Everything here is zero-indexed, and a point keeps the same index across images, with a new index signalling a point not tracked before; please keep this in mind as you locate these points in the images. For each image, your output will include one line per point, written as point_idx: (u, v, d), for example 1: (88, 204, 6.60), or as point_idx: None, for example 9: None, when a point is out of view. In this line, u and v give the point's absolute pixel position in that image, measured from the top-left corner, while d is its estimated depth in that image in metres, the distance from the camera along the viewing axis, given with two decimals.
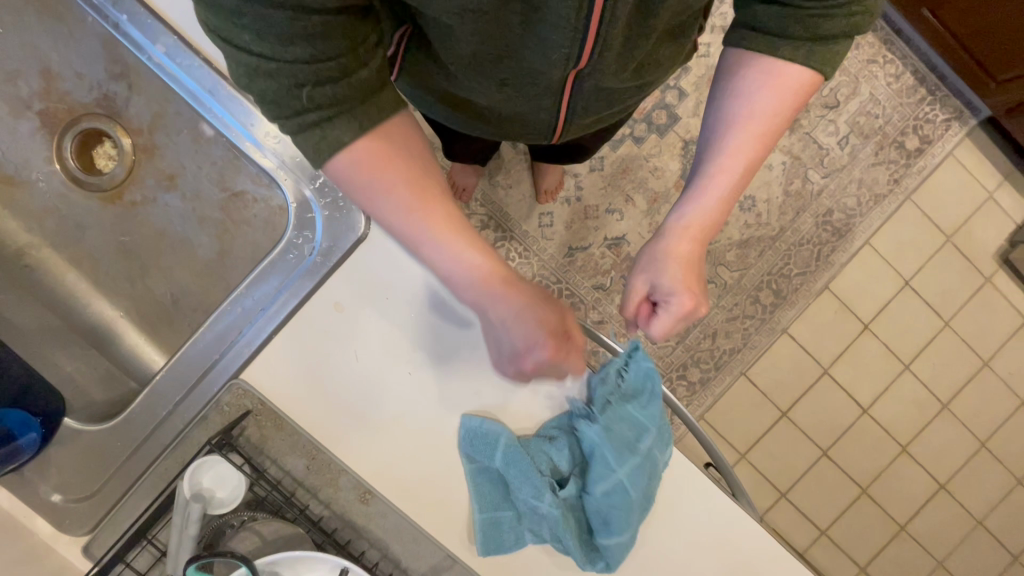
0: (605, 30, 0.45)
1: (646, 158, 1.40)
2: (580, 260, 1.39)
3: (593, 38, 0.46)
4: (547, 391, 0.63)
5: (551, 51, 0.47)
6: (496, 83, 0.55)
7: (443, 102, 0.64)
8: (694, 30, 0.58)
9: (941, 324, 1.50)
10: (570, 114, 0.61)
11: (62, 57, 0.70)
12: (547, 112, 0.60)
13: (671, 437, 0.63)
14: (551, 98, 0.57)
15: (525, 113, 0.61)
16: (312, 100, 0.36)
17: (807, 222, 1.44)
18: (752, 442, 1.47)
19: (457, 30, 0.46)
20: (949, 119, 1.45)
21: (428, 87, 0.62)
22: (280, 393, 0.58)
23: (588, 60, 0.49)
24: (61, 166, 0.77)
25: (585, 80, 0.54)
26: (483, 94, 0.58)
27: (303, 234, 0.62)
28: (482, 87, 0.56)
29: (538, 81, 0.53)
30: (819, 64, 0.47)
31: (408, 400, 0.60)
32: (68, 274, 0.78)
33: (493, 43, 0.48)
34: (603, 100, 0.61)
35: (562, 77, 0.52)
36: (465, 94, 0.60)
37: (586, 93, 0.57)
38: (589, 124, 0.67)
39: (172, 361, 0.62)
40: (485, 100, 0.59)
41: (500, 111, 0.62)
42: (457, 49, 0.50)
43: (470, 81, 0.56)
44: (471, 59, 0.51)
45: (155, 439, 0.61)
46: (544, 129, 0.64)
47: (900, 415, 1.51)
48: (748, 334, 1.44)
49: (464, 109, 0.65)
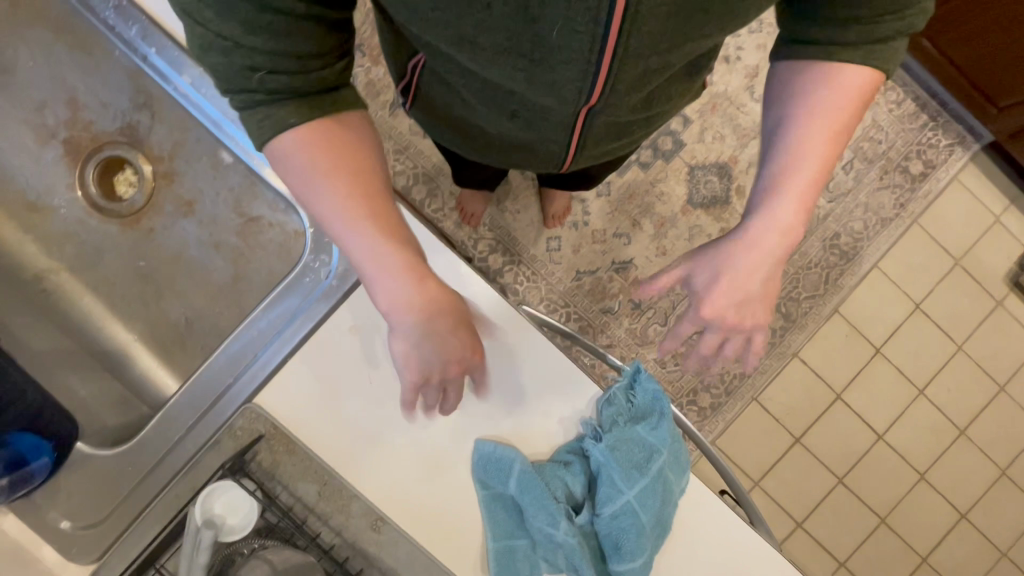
0: (617, 68, 0.46)
1: (652, 184, 1.42)
2: (588, 284, 1.40)
3: (604, 75, 0.46)
4: (562, 416, 0.62)
5: (562, 86, 0.48)
6: (507, 114, 0.56)
7: (455, 129, 0.65)
8: (704, 66, 0.59)
9: (954, 348, 1.48)
10: (579, 149, 0.62)
11: (89, 88, 0.73)
12: (557, 147, 0.61)
13: (688, 461, 0.62)
14: (562, 134, 0.58)
15: (536, 146, 0.62)
16: (262, 82, 0.39)
17: (815, 245, 1.44)
18: (766, 469, 1.44)
19: (472, 61, 0.47)
20: (952, 144, 1.47)
21: (442, 113, 0.63)
22: (295, 418, 0.59)
23: (599, 96, 0.50)
24: (81, 192, 0.79)
25: (595, 117, 0.54)
26: (495, 123, 0.59)
27: (319, 258, 0.62)
28: (493, 117, 0.57)
29: (548, 115, 0.54)
30: (879, 63, 0.50)
31: (422, 424, 0.60)
32: (84, 297, 0.78)
33: (504, 79, 0.49)
34: (613, 134, 0.61)
35: (574, 114, 0.53)
36: (475, 121, 0.61)
37: (597, 129, 0.58)
38: (598, 156, 0.67)
39: (188, 384, 0.61)
40: (496, 129, 0.60)
41: (511, 142, 0.63)
42: (470, 76, 0.51)
43: (483, 109, 0.57)
44: (483, 87, 0.52)
45: (167, 463, 0.60)
46: (554, 161, 0.65)
47: (915, 441, 1.48)
48: (758, 359, 1.43)
49: (472, 138, 0.66)
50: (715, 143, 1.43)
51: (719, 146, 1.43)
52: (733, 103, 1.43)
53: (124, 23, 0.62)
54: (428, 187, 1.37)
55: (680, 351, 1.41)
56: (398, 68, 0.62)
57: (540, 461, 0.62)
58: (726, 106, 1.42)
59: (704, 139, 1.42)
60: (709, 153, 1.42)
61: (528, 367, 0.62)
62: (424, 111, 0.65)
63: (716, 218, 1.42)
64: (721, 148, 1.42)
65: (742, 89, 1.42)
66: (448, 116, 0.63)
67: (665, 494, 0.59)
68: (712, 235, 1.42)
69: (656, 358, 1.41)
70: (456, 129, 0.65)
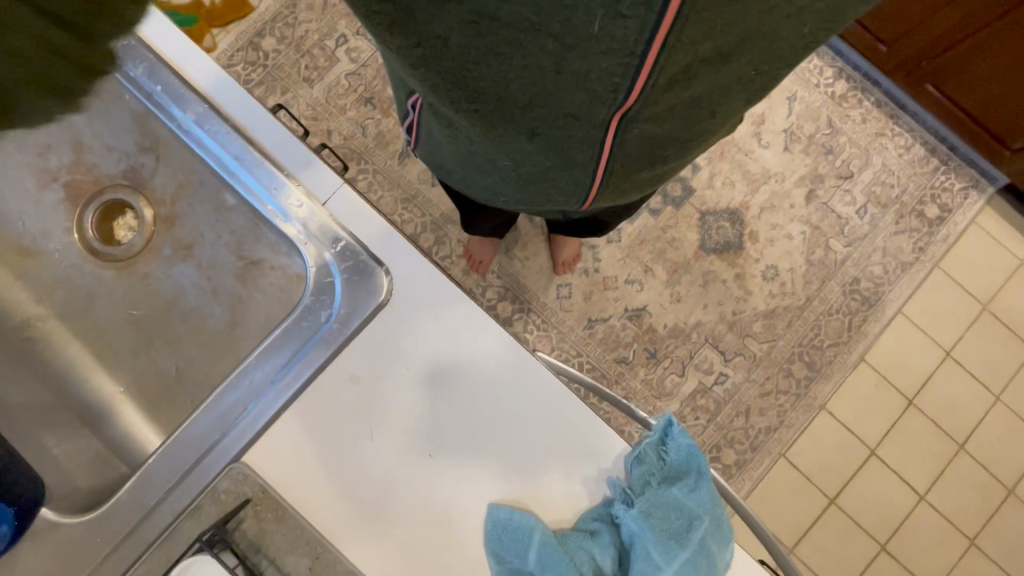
0: (665, 59, 0.39)
1: (663, 229, 1.39)
2: (601, 332, 1.34)
3: (648, 70, 0.40)
4: (586, 477, 0.55)
5: (596, 82, 0.41)
6: (526, 132, 0.50)
7: (467, 168, 0.63)
8: (768, 89, 0.52)
9: (991, 399, 1.40)
10: (608, 172, 0.57)
11: (94, 131, 0.71)
12: (580, 171, 0.56)
13: (730, 529, 0.54)
14: (589, 152, 0.52)
15: (558, 172, 0.56)
16: None
17: (834, 290, 1.39)
18: (800, 534, 1.32)
19: (490, 63, 0.41)
20: (966, 188, 1.45)
21: (449, 150, 0.61)
22: (286, 481, 0.53)
23: (637, 99, 0.43)
24: (79, 236, 0.76)
25: (629, 125, 0.48)
26: (511, 151, 0.54)
27: (320, 300, 0.58)
28: (511, 141, 0.52)
29: (572, 129, 0.48)
30: None
31: (429, 485, 0.54)
32: (72, 346, 0.74)
33: (527, 81, 0.42)
34: (645, 154, 0.55)
35: (605, 122, 0.47)
36: (489, 152, 0.56)
37: (629, 144, 0.52)
38: (626, 188, 0.64)
39: (168, 441, 0.55)
40: (513, 160, 0.56)
41: (529, 176, 0.59)
42: (484, 96, 0.45)
43: (500, 137, 0.52)
44: (499, 106, 0.46)
45: (140, 533, 0.53)
46: (579, 194, 0.61)
47: (961, 502, 1.36)
48: (783, 411, 1.35)
49: (487, 171, 0.61)
50: (726, 188, 1.41)
51: (729, 191, 1.41)
52: (741, 149, 1.42)
53: (131, 62, 0.61)
54: (436, 234, 1.35)
55: (700, 403, 1.34)
56: (405, 104, 0.63)
57: (562, 530, 0.54)
58: (735, 153, 1.42)
59: (714, 185, 1.41)
60: (720, 199, 1.41)
61: (547, 420, 0.56)
62: (429, 147, 0.65)
63: (731, 263, 1.39)
64: (731, 194, 1.40)
65: (750, 136, 1.43)
66: (456, 154, 0.61)
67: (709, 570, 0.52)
68: (727, 281, 1.38)
69: (675, 411, 1.33)
70: (468, 167, 0.62)
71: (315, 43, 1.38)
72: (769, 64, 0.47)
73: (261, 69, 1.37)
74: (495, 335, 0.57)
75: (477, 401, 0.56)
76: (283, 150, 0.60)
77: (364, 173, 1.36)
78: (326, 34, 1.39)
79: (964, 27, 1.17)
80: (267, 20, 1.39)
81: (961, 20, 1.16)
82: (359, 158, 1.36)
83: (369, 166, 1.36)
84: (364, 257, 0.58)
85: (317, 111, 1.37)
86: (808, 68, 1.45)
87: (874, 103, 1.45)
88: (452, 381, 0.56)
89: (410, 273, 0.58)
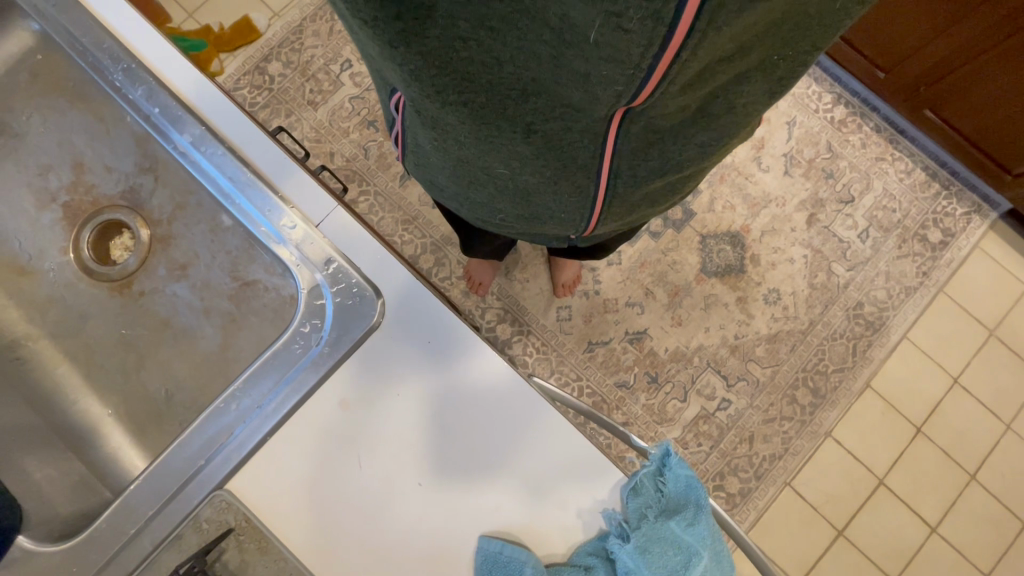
0: (675, 70, 0.38)
1: (663, 252, 1.38)
2: (601, 356, 1.33)
3: (661, 72, 0.38)
4: (582, 508, 0.53)
5: (597, 86, 0.40)
6: (523, 132, 0.48)
7: (459, 177, 0.60)
8: (792, 79, 0.49)
9: (1002, 428, 1.36)
10: (613, 173, 0.55)
11: (95, 152, 0.73)
12: (584, 175, 0.55)
13: (730, 563, 0.52)
14: (592, 147, 0.51)
15: (559, 175, 0.55)
16: None
17: (837, 315, 1.38)
18: (807, 567, 1.28)
19: (482, 41, 0.37)
20: (969, 213, 1.44)
21: (437, 156, 0.57)
22: (272, 508, 0.52)
23: (646, 98, 0.42)
24: (74, 255, 0.76)
25: (634, 118, 0.47)
26: (506, 153, 0.51)
27: (310, 322, 0.57)
28: (506, 138, 0.49)
29: (571, 121, 0.46)
30: None
31: (417, 515, 0.52)
32: (62, 366, 0.74)
33: (527, 77, 0.41)
34: (651, 155, 0.53)
35: (607, 116, 0.45)
36: (486, 164, 0.55)
37: (634, 139, 0.50)
38: (633, 202, 0.62)
39: (151, 466, 0.54)
40: (507, 164, 0.53)
41: (527, 187, 0.58)
42: (474, 82, 0.42)
43: (492, 133, 0.48)
44: (491, 96, 0.44)
45: (118, 563, 0.52)
46: (583, 200, 0.59)
47: (973, 534, 1.32)
48: (788, 438, 1.32)
49: (483, 184, 0.60)
50: (726, 212, 1.41)
51: (730, 215, 1.41)
52: (741, 173, 1.43)
53: (131, 85, 0.61)
54: (436, 256, 1.35)
55: (703, 430, 1.31)
56: (389, 110, 0.59)
57: (554, 564, 0.53)
58: (735, 177, 1.42)
59: (715, 208, 1.41)
60: (721, 222, 1.40)
61: (540, 448, 0.54)
62: (417, 155, 0.61)
63: (732, 286, 1.37)
64: (732, 217, 1.40)
65: (749, 160, 1.43)
66: (446, 162, 0.58)
67: None
68: (729, 305, 1.37)
69: (677, 437, 1.30)
70: (461, 178, 0.60)
71: (320, 67, 1.41)
72: (791, 47, 0.44)
73: (266, 92, 1.40)
74: (486, 358, 0.56)
75: (469, 427, 0.54)
76: (277, 171, 0.60)
77: (365, 194, 1.37)
78: (331, 59, 1.42)
79: (964, 53, 1.17)
80: (274, 45, 1.41)
81: (962, 46, 1.16)
82: (361, 179, 1.37)
83: (371, 187, 1.37)
84: (356, 280, 0.57)
85: (320, 133, 1.39)
86: (807, 93, 1.46)
87: (873, 128, 1.46)
88: (444, 407, 0.54)
89: (404, 298, 0.57)
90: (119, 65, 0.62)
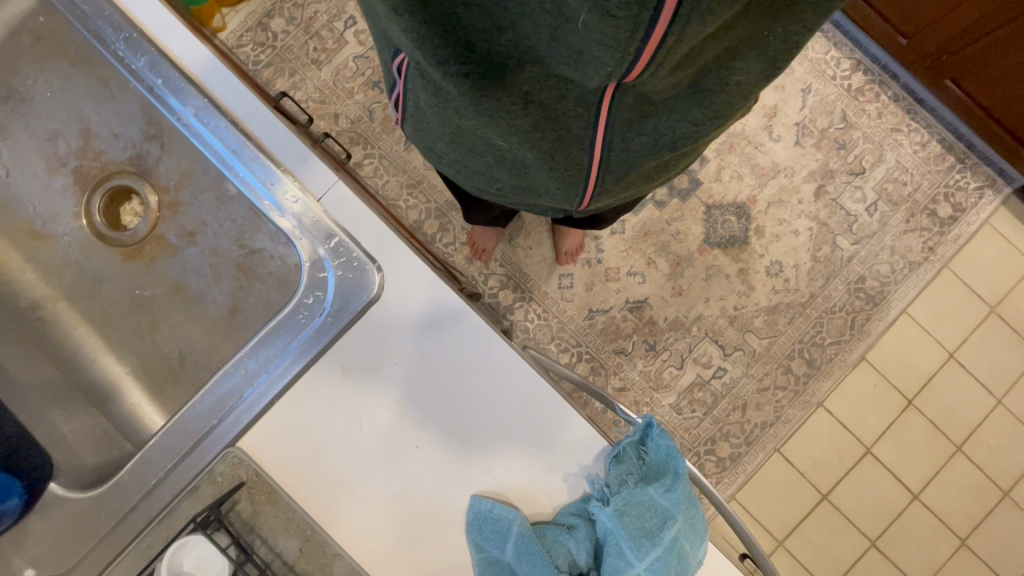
0: (662, 54, 0.38)
1: (667, 222, 1.38)
2: (601, 323, 1.35)
3: (649, 55, 0.38)
4: (567, 473, 0.57)
5: (589, 66, 0.40)
6: (522, 101, 0.48)
7: (458, 145, 0.61)
8: (787, 61, 0.48)
9: (992, 402, 1.39)
10: (607, 144, 0.55)
11: (101, 119, 0.74)
12: (579, 147, 0.55)
13: (704, 529, 0.56)
14: (586, 116, 0.51)
15: (556, 149, 0.55)
16: None
17: (838, 289, 1.38)
18: (790, 528, 1.34)
19: (484, 6, 0.38)
20: (982, 187, 1.41)
21: (437, 122, 0.58)
22: (278, 465, 0.56)
23: (637, 76, 0.42)
24: (87, 222, 0.79)
25: (627, 89, 0.47)
26: (505, 127, 0.51)
27: (314, 294, 0.60)
28: (505, 112, 0.49)
29: (566, 89, 0.47)
30: None
31: (414, 476, 0.56)
32: (80, 327, 0.78)
33: (527, 43, 0.42)
34: (644, 129, 0.53)
35: (600, 87, 0.46)
36: (484, 135, 0.55)
37: (627, 108, 0.50)
38: (629, 178, 0.63)
39: (168, 424, 0.58)
40: (505, 137, 0.53)
41: (523, 161, 0.58)
42: (474, 52, 0.42)
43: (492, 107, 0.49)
44: (490, 66, 0.44)
45: (141, 510, 0.57)
46: (577, 174, 0.60)
47: (954, 502, 1.37)
48: (780, 407, 1.36)
49: (480, 153, 0.60)
50: (733, 182, 1.39)
51: (736, 185, 1.39)
52: (751, 142, 1.40)
53: (134, 56, 0.62)
54: (440, 221, 1.36)
55: (698, 397, 1.35)
56: (391, 73, 0.59)
57: (540, 522, 0.57)
58: (744, 146, 1.40)
59: (722, 178, 1.39)
60: (728, 192, 1.39)
61: (530, 417, 0.57)
62: (417, 121, 0.61)
63: (735, 258, 1.38)
64: (738, 187, 1.38)
65: (760, 129, 1.40)
66: (446, 129, 0.58)
67: (681, 564, 0.54)
68: (729, 276, 1.37)
69: (672, 403, 1.34)
70: (460, 146, 0.60)
71: (323, 24, 1.38)
72: (781, 23, 0.43)
73: (269, 50, 1.37)
74: (478, 332, 0.58)
75: (461, 392, 0.57)
76: (278, 142, 0.61)
77: (370, 157, 1.36)
78: (335, 15, 1.38)
79: (984, 23, 1.13)
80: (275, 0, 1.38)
81: (982, 16, 1.12)
82: (365, 142, 1.37)
83: (375, 151, 1.37)
84: (356, 254, 0.59)
85: (324, 94, 1.37)
86: (825, 59, 1.41)
87: (892, 97, 1.41)
88: (438, 374, 0.57)
89: (401, 270, 0.59)
90: (120, 35, 0.62)
